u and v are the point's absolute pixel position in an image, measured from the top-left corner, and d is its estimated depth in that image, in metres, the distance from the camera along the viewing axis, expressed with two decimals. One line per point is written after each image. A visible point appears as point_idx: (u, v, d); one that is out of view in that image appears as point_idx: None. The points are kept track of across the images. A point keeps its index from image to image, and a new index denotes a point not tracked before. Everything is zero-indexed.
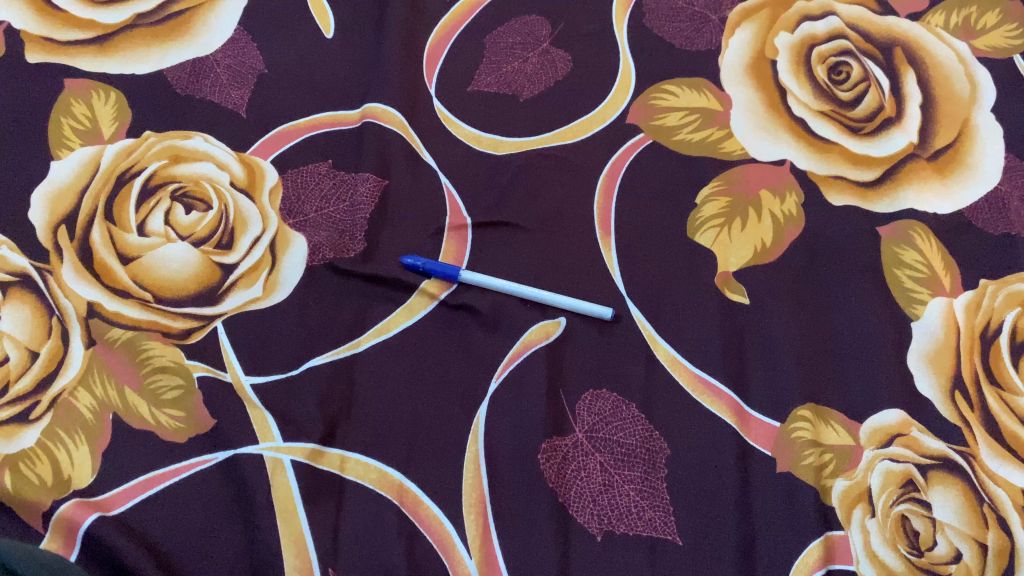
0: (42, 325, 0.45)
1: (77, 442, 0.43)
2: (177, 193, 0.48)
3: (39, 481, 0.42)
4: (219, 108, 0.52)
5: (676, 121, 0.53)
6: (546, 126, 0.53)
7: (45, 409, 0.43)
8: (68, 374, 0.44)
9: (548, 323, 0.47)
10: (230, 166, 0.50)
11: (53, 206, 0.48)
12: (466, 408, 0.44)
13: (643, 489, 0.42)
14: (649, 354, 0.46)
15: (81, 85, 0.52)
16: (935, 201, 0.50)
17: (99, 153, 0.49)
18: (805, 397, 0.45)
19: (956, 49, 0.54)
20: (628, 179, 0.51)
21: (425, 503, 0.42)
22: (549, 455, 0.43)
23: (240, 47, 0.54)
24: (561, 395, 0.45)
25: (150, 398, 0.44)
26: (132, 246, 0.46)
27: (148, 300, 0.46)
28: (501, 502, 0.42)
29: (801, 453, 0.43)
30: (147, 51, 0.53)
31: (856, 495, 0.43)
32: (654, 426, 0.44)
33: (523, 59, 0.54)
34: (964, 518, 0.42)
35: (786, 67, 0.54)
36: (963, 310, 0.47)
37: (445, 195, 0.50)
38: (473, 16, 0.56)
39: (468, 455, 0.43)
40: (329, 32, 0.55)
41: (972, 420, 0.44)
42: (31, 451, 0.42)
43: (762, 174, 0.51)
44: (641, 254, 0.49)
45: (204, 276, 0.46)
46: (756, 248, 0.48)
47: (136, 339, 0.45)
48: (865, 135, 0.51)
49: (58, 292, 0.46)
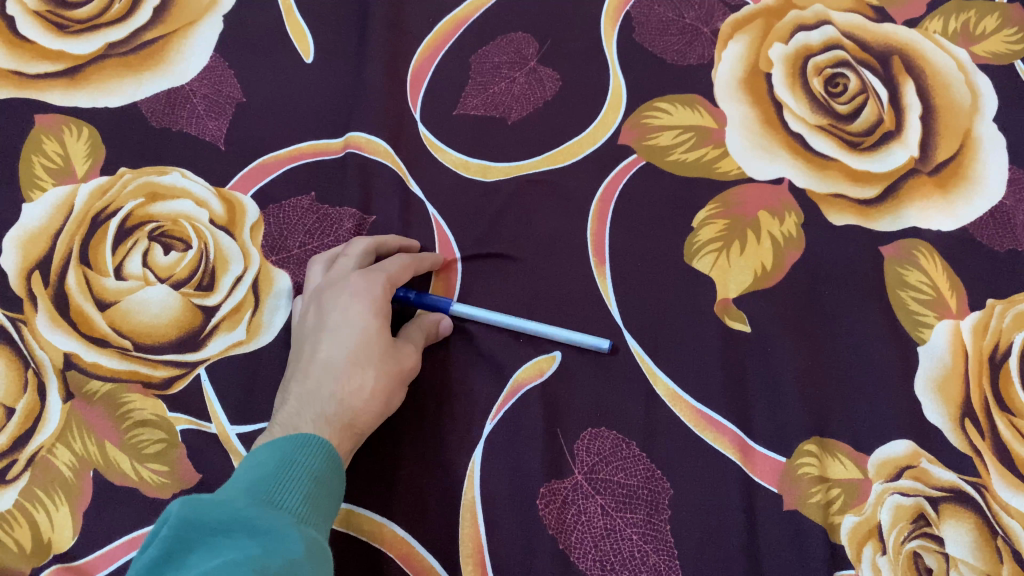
0: (17, 378, 0.43)
1: (57, 503, 0.41)
2: (154, 233, 0.46)
3: (18, 547, 0.40)
4: (197, 141, 0.50)
5: (669, 140, 0.51)
6: (536, 149, 0.51)
7: (22, 468, 0.41)
8: (46, 430, 0.42)
9: (542, 359, 0.45)
10: (209, 202, 0.48)
11: (27, 250, 0.46)
12: (461, 453, 0.43)
13: (647, 532, 0.41)
14: (648, 389, 0.44)
15: (52, 120, 0.50)
16: (938, 218, 0.48)
17: (73, 194, 0.48)
18: (811, 429, 0.43)
19: (955, 57, 0.52)
20: (622, 203, 0.49)
21: (419, 553, 0.41)
22: (548, 501, 0.42)
23: (216, 75, 0.52)
24: (558, 434, 0.43)
25: (132, 452, 0.42)
26: (109, 291, 0.45)
27: (127, 348, 0.44)
28: (499, 550, 0.41)
29: (808, 490, 0.42)
30: (120, 82, 0.51)
31: (866, 532, 0.41)
32: (656, 466, 0.43)
33: (510, 79, 0.52)
34: (978, 553, 0.41)
35: (781, 81, 0.52)
36: (971, 332, 0.45)
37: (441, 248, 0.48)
38: (458, 35, 0.54)
39: (464, 503, 0.42)
40: (308, 55, 0.53)
41: (982, 448, 0.43)
42: (9, 514, 0.41)
43: (760, 195, 0.49)
44: (638, 283, 0.47)
45: (185, 320, 0.45)
46: (756, 272, 0.47)
47: (116, 390, 0.43)
48: (864, 150, 0.50)
49: (34, 343, 0.44)
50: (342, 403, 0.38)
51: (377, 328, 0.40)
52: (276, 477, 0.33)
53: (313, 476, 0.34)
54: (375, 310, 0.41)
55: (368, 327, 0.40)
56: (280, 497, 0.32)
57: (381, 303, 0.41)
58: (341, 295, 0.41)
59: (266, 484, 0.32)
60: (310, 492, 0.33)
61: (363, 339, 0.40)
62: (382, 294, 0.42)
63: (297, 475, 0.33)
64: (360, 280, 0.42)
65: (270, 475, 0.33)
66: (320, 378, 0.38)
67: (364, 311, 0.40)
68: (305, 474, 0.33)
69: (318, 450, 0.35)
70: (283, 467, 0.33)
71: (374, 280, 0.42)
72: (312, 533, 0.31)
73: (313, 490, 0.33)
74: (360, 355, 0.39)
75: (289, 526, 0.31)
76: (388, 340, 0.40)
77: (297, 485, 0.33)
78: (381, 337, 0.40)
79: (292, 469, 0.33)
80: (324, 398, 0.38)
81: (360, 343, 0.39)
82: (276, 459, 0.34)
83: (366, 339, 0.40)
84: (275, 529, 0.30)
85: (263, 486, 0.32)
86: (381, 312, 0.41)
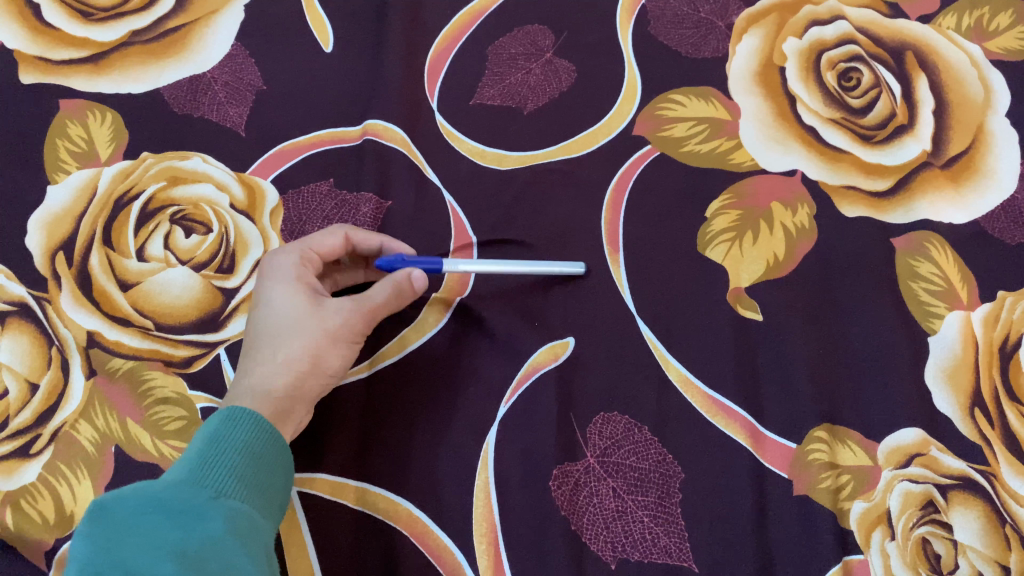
0: (41, 356, 0.44)
1: (80, 477, 0.42)
2: (176, 216, 0.47)
3: (42, 519, 0.41)
4: (218, 127, 0.51)
5: (683, 131, 0.51)
6: (551, 138, 0.51)
7: (46, 443, 0.42)
8: (69, 407, 0.43)
9: (556, 344, 0.46)
10: (230, 187, 0.49)
11: (51, 232, 0.47)
12: (476, 434, 0.44)
13: (658, 515, 0.42)
14: (660, 375, 0.45)
15: (77, 105, 0.51)
16: (950, 211, 0.49)
17: (96, 177, 0.48)
18: (821, 416, 0.44)
19: (968, 52, 0.53)
20: (636, 192, 0.50)
21: (434, 532, 0.42)
22: (560, 482, 0.42)
23: (237, 63, 0.53)
24: (571, 417, 0.44)
25: (152, 429, 0.43)
26: (131, 272, 0.46)
27: (148, 328, 0.45)
28: (512, 530, 0.42)
29: (818, 476, 0.43)
30: (143, 68, 0.52)
31: (875, 518, 0.42)
32: (667, 450, 0.43)
33: (527, 70, 0.53)
34: (986, 540, 0.41)
35: (795, 74, 0.52)
36: (981, 324, 0.46)
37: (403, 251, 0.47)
38: (475, 26, 0.54)
39: (478, 483, 0.43)
40: (328, 45, 0.54)
41: (991, 437, 0.44)
42: (33, 487, 0.41)
43: (773, 186, 0.50)
44: (651, 271, 0.48)
45: (205, 302, 0.45)
46: (768, 262, 0.47)
47: (137, 368, 0.44)
48: (877, 143, 0.50)
49: (58, 321, 0.45)
50: (260, 373, 0.38)
51: (287, 295, 0.40)
52: (203, 456, 0.33)
53: (247, 451, 0.35)
54: (285, 280, 0.41)
55: (275, 296, 0.40)
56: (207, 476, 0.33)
57: (291, 272, 0.41)
58: (259, 280, 0.42)
59: (199, 464, 0.33)
60: (239, 470, 0.34)
61: (273, 309, 0.40)
62: (293, 263, 0.41)
63: (229, 450, 0.34)
64: (270, 260, 0.42)
65: (198, 456, 0.33)
66: (245, 360, 0.40)
67: (275, 283, 0.41)
68: (236, 448, 0.34)
69: (248, 425, 0.36)
70: (211, 446, 0.34)
71: (286, 254, 0.42)
72: (241, 509, 0.33)
73: (244, 466, 0.34)
74: (273, 325, 0.39)
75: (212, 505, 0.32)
76: (305, 301, 0.40)
77: (226, 461, 0.34)
78: (293, 300, 0.40)
79: (224, 446, 0.34)
80: (246, 375, 0.39)
81: (270, 314, 0.40)
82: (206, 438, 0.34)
83: (278, 309, 0.40)
84: (196, 507, 0.31)
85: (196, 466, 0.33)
86: (287, 278, 0.41)
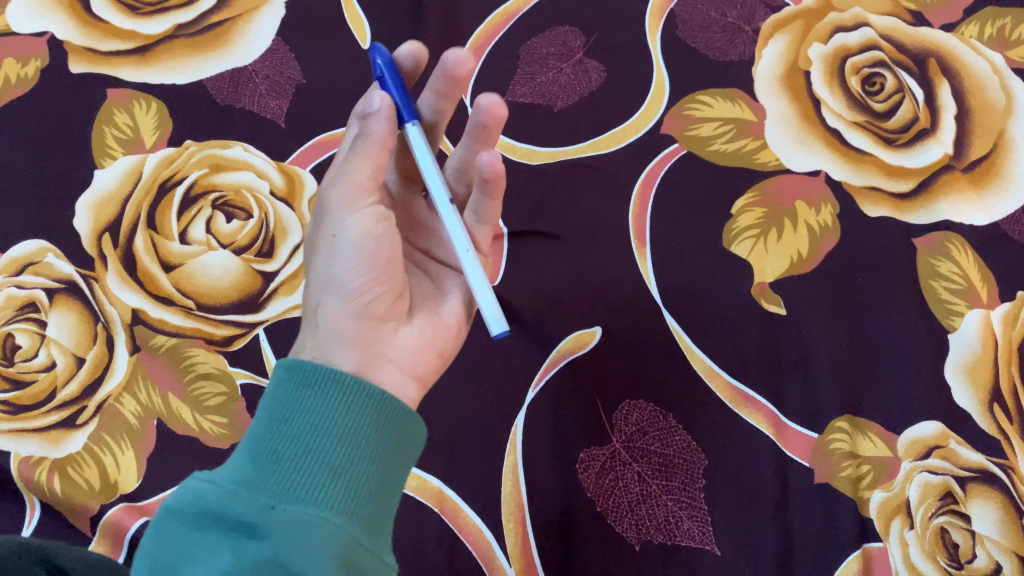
0: (87, 331, 0.46)
1: (123, 448, 0.44)
2: (217, 202, 0.49)
3: (87, 486, 0.43)
4: (258, 118, 0.52)
5: (710, 131, 0.53)
6: (582, 136, 0.53)
7: (91, 415, 0.44)
8: (113, 380, 0.45)
9: (584, 333, 0.47)
10: (270, 175, 0.50)
11: (97, 214, 0.49)
12: (504, 417, 0.45)
13: (681, 499, 0.43)
14: (686, 365, 0.46)
15: (123, 94, 0.53)
16: (971, 213, 0.50)
17: (141, 162, 0.50)
18: (842, 408, 0.45)
19: (990, 60, 0.54)
20: (663, 189, 0.51)
21: (464, 511, 0.43)
22: (586, 466, 0.44)
23: (278, 57, 0.54)
24: (597, 404, 0.45)
25: (193, 404, 0.44)
26: (174, 254, 0.47)
27: (190, 308, 0.46)
28: (539, 511, 0.43)
29: (838, 464, 0.44)
30: (186, 60, 0.54)
31: (894, 507, 0.43)
32: (692, 437, 0.44)
33: (558, 69, 0.54)
34: (1004, 531, 0.42)
35: (820, 79, 0.53)
36: (1000, 322, 0.47)
37: (488, 100, 0.39)
38: (509, 26, 0.56)
39: (507, 464, 0.44)
40: (365, 41, 0.55)
41: (1009, 432, 0.45)
42: (79, 456, 0.43)
43: (797, 185, 0.51)
44: (677, 265, 0.49)
45: (245, 284, 0.47)
46: (792, 258, 0.49)
47: (179, 345, 0.46)
48: (900, 146, 0.51)
49: (104, 299, 0.46)
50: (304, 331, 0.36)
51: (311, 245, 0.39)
52: (270, 448, 0.30)
53: (320, 433, 0.30)
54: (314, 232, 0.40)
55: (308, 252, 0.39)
56: (273, 473, 0.29)
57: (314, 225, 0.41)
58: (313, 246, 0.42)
59: (265, 446, 0.30)
60: (309, 462, 0.29)
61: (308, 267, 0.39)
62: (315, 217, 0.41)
63: (298, 437, 0.30)
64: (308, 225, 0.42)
65: (265, 447, 0.30)
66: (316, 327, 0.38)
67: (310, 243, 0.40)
68: (305, 435, 0.30)
69: (321, 404, 0.31)
70: (279, 433, 0.30)
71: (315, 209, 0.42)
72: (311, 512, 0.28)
73: (317, 455, 0.30)
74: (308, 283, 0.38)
75: (271, 514, 0.27)
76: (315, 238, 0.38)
77: (294, 453, 0.29)
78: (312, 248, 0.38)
79: (298, 428, 0.30)
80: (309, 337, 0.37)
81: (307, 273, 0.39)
82: (276, 420, 0.31)
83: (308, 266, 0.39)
84: (252, 521, 0.27)
85: (262, 448, 0.30)
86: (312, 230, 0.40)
